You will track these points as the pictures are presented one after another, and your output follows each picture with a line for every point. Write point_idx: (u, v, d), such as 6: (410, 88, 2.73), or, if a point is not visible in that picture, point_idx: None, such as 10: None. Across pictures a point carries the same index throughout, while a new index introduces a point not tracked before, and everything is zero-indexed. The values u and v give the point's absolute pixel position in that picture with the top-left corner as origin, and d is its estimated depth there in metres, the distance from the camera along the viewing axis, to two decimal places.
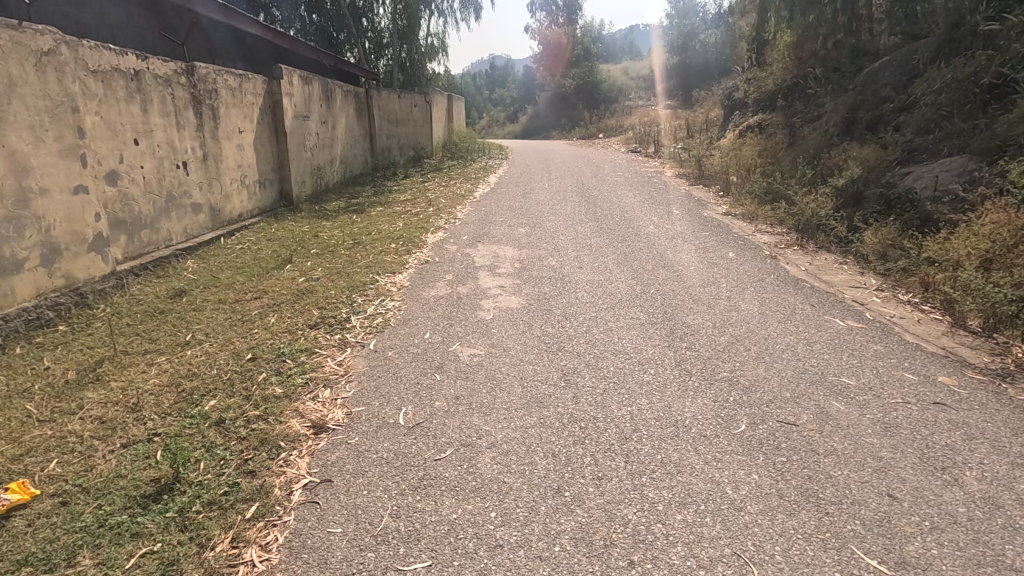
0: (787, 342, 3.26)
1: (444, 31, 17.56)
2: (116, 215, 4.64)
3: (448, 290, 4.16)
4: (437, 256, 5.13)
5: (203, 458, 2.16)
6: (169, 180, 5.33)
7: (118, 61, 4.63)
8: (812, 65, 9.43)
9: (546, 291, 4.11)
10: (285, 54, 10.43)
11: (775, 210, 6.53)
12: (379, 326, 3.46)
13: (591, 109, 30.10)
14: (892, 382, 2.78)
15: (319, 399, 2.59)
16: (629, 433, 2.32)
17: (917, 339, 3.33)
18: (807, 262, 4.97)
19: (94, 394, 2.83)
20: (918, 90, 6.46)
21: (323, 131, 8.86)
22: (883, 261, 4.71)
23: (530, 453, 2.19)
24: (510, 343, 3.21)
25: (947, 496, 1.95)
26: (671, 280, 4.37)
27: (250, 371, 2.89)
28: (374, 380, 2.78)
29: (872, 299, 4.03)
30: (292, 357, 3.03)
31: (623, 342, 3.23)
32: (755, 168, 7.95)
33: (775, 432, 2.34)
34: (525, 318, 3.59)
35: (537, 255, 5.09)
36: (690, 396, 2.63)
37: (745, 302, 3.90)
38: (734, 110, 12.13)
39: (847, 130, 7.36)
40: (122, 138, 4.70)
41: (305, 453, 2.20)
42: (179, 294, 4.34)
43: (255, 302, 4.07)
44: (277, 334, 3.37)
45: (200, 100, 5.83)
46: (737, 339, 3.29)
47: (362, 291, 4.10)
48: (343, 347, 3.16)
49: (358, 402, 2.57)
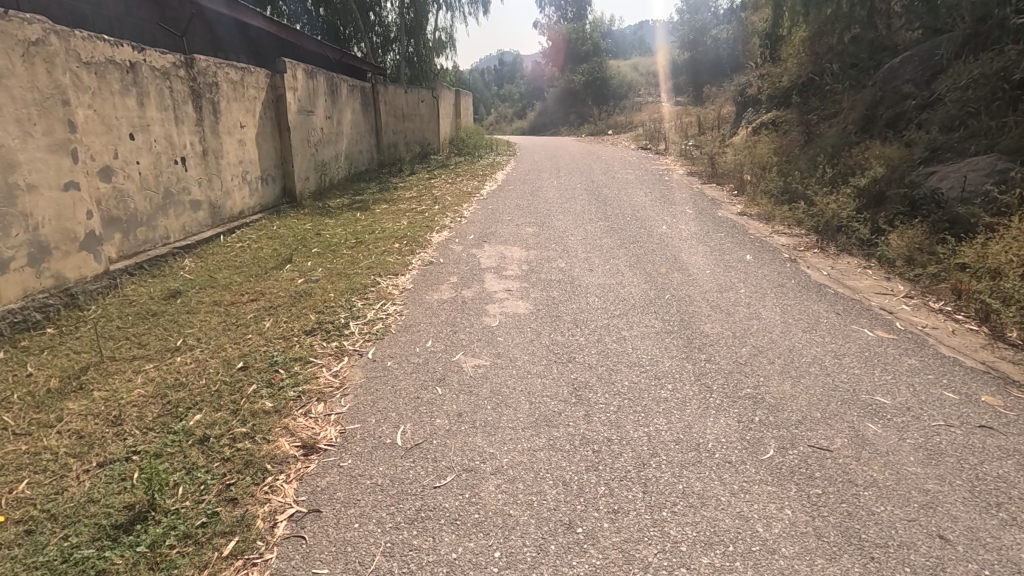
0: (814, 354, 3.04)
1: (451, 26, 17.35)
2: (110, 213, 4.48)
3: (452, 293, 3.97)
4: (441, 256, 4.95)
5: (182, 483, 1.98)
6: (167, 176, 5.17)
7: (113, 52, 4.48)
8: (828, 60, 9.15)
9: (554, 296, 3.90)
10: (290, 48, 10.25)
11: (794, 210, 6.29)
12: (378, 333, 3.27)
13: (599, 104, 29.85)
14: (932, 402, 2.56)
15: (311, 415, 2.41)
16: (646, 459, 2.13)
17: (954, 352, 3.11)
18: (829, 265, 4.74)
19: (74, 405, 2.65)
20: (943, 86, 6.21)
21: (327, 125, 8.65)
22: (910, 266, 4.48)
23: (539, 481, 2.00)
24: (517, 353, 3.02)
25: (1007, 540, 1.74)
26: (687, 284, 4.16)
27: (240, 382, 2.72)
28: (371, 393, 2.60)
29: (901, 307, 3.80)
30: (284, 366, 2.86)
31: (638, 352, 3.03)
32: (771, 167, 7.70)
33: (807, 459, 2.14)
34: (532, 326, 3.38)
35: (544, 257, 4.88)
36: (712, 416, 2.43)
37: (767, 310, 3.69)
38: (747, 106, 11.81)
39: (867, 128, 7.09)
40: (117, 132, 4.53)
41: (293, 479, 2.02)
42: (174, 295, 4.18)
43: (251, 304, 3.90)
44: (271, 341, 3.19)
45: (200, 94, 5.67)
46: (760, 350, 3.08)
47: (362, 294, 3.92)
48: (340, 355, 2.98)
49: (353, 418, 2.40)
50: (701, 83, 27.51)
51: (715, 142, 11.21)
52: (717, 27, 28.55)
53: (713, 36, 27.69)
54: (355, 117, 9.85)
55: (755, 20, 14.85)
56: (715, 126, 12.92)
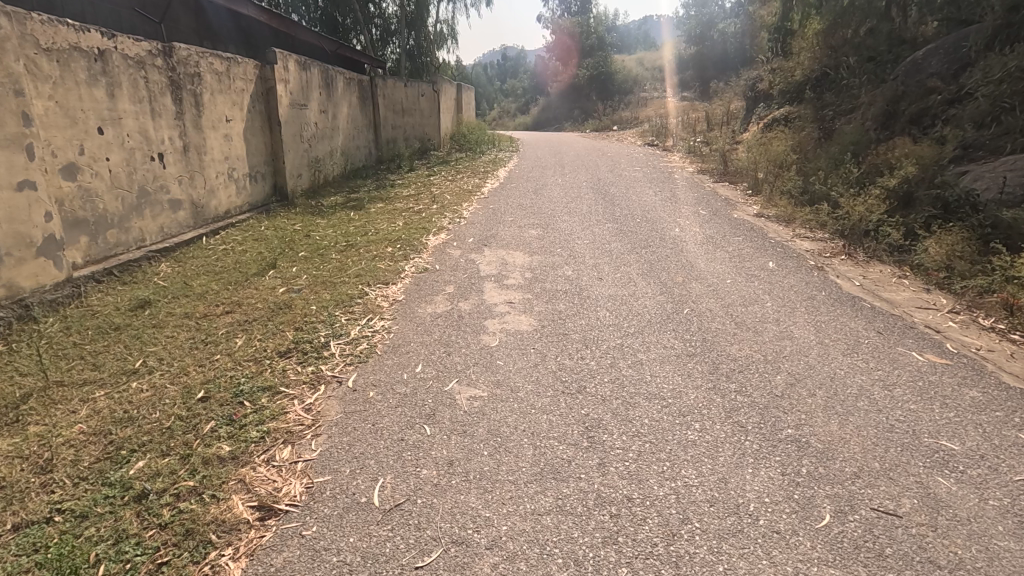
0: (860, 384, 2.65)
1: (453, 19, 16.93)
2: (75, 214, 4.10)
3: (448, 306, 3.58)
4: (437, 262, 4.55)
5: (105, 559, 1.61)
6: (143, 173, 4.79)
7: (78, 38, 4.09)
8: (845, 53, 8.53)
9: (561, 309, 3.51)
10: (283, 39, 9.82)
11: (816, 212, 5.88)
12: (361, 355, 2.88)
13: (604, 99, 29.41)
14: (1009, 449, 2.17)
15: (273, 464, 2.03)
16: (677, 528, 1.75)
17: (1020, 381, 2.71)
18: (860, 275, 4.33)
19: (3, 444, 2.28)
20: (973, 80, 5.78)
21: (321, 120, 8.25)
22: (952, 276, 4.09)
23: (545, 561, 1.62)
24: (518, 381, 2.63)
25: None
26: (707, 296, 3.78)
27: (196, 418, 2.33)
28: (347, 434, 2.22)
29: (947, 324, 3.41)
30: (250, 399, 2.47)
31: (656, 381, 2.64)
32: (788, 166, 7.26)
33: (872, 528, 1.76)
34: (537, 347, 2.98)
35: (549, 263, 4.49)
36: (749, 467, 2.04)
37: (799, 328, 3.29)
38: (758, 102, 11.31)
39: (887, 124, 6.54)
40: (83, 126, 4.15)
41: (241, 555, 1.64)
42: (142, 306, 3.81)
43: (224, 318, 3.52)
44: (240, 364, 2.81)
45: (181, 86, 5.28)
46: (797, 378, 2.69)
47: (347, 307, 3.52)
48: (316, 384, 2.60)
49: (321, 468, 2.02)
50: (708, 77, 26.95)
51: (726, 138, 10.75)
52: (724, 20, 27.98)
53: (719, 30, 27.21)
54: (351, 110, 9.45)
55: (764, 12, 14.32)
56: (723, 122, 12.40)
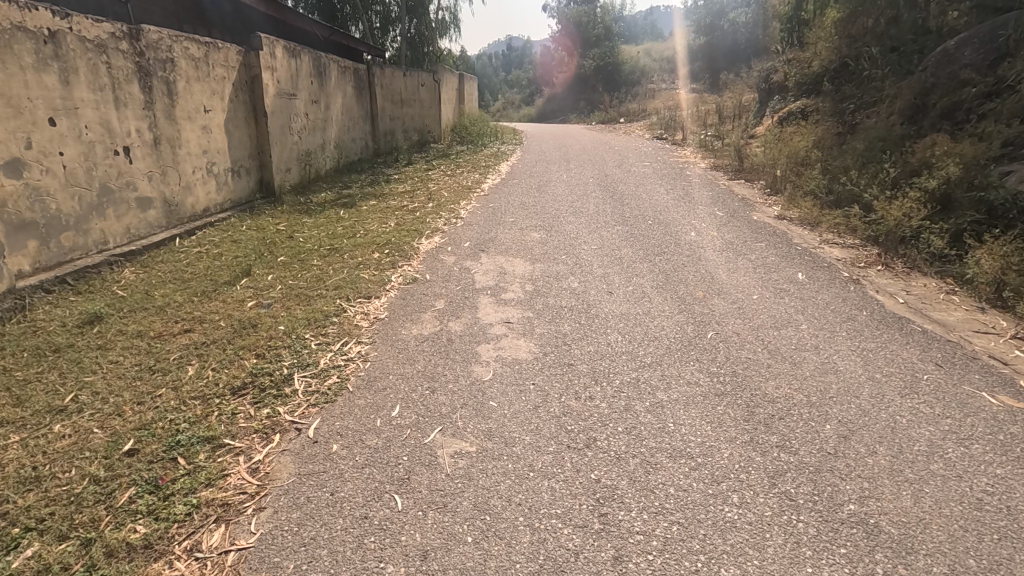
0: (929, 437, 2.18)
1: (455, 6, 16.36)
2: (21, 216, 3.65)
3: (436, 326, 3.13)
4: (428, 271, 4.09)
5: None
6: (105, 169, 4.33)
7: (23, 18, 3.63)
8: (866, 42, 7.99)
9: (565, 332, 3.06)
10: (274, 23, 9.29)
11: (845, 214, 5.39)
12: (328, 393, 2.42)
13: (610, 92, 28.76)
14: None
15: (196, 556, 1.61)
16: None
17: None
18: (903, 289, 3.85)
19: None
20: (1015, 70, 5.25)
21: (312, 110, 7.75)
22: (1009, 292, 3.60)
23: None
24: (513, 430, 2.17)
25: None
26: (732, 315, 3.32)
27: (116, 482, 1.89)
28: (298, 509, 1.77)
29: (1014, 354, 2.93)
30: (186, 454, 2.03)
31: (682, 433, 2.17)
32: (810, 164, 6.74)
33: None
34: (537, 383, 2.52)
35: (553, 273, 4.02)
36: (808, 564, 1.59)
37: (843, 357, 2.83)
38: (773, 94, 10.75)
39: (916, 118, 6.03)
40: (30, 116, 3.70)
41: None
42: (92, 321, 3.36)
43: (181, 339, 3.07)
44: (184, 405, 2.36)
45: (150, 72, 4.81)
46: (851, 428, 2.23)
47: (320, 328, 3.07)
48: (269, 434, 2.15)
49: (256, 562, 1.58)
50: (718, 67, 26.25)
51: (740, 132, 10.20)
52: (734, 10, 27.27)
53: (729, 20, 26.54)
54: (346, 100, 8.95)
55: None
56: (736, 115, 11.83)
